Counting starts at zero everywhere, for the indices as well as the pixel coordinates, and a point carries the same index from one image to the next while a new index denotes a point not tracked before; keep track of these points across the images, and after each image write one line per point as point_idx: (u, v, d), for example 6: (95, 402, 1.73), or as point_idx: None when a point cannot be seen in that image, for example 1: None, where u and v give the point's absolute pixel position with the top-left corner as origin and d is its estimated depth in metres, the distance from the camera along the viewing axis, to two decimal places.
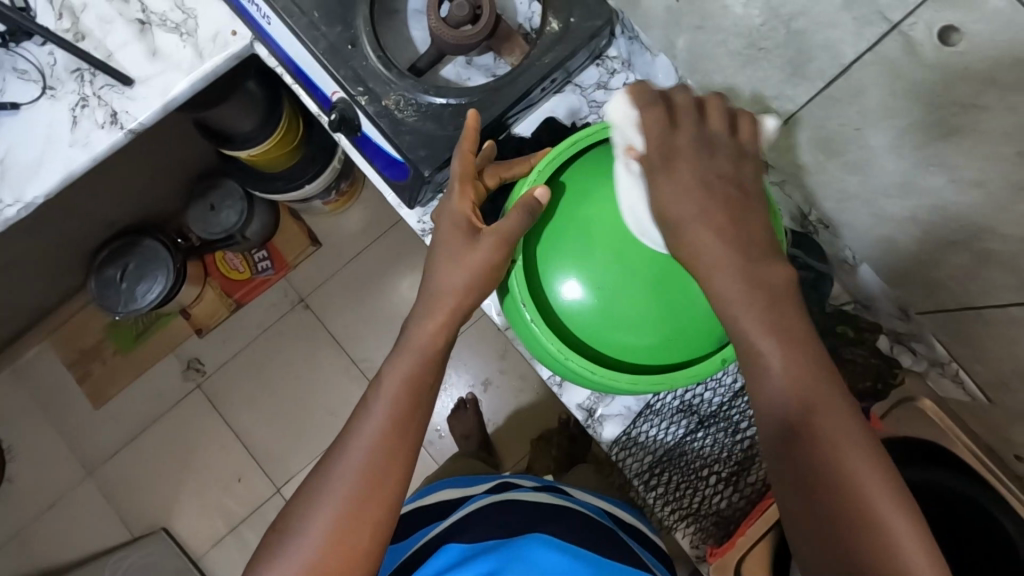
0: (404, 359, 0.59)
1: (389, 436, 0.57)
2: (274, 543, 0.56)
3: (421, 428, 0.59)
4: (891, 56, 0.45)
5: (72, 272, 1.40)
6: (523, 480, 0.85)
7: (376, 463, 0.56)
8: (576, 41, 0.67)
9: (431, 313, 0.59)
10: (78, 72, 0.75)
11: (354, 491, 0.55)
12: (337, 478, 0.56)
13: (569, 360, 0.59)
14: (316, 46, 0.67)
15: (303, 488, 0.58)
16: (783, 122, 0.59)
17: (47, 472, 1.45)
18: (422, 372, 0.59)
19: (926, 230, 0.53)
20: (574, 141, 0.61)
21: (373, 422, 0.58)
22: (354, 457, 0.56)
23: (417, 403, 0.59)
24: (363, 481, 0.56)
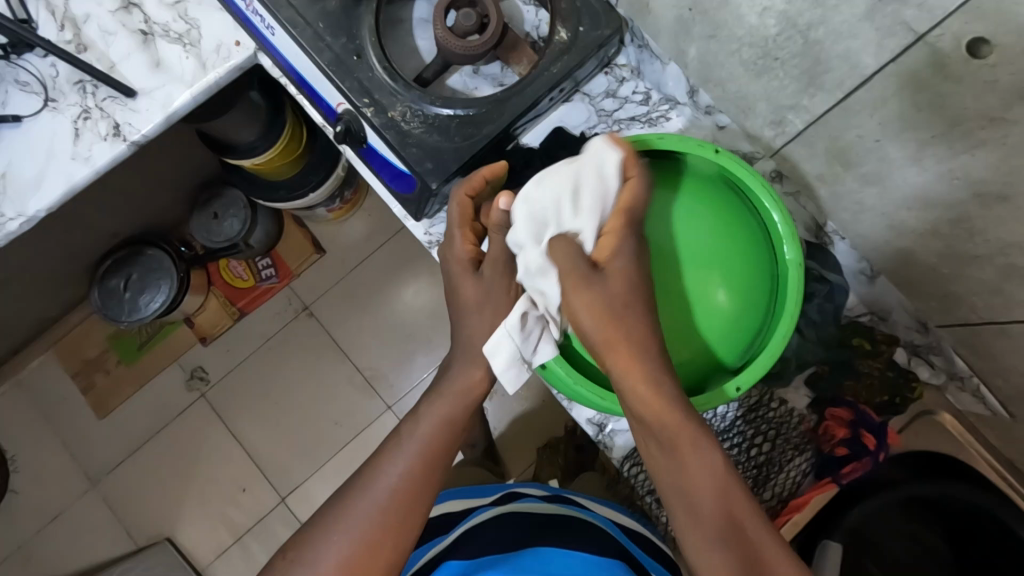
0: (442, 400, 0.60)
1: (416, 473, 0.57)
2: (285, 566, 0.54)
3: (446, 470, 0.59)
4: (914, 68, 0.44)
5: (75, 281, 1.40)
6: (529, 488, 0.83)
7: (402, 500, 0.56)
8: (585, 51, 0.66)
9: (473, 360, 0.61)
10: (81, 84, 0.74)
11: (378, 524, 0.55)
12: (360, 509, 0.55)
13: (577, 386, 0.60)
14: (320, 57, 0.66)
15: (320, 514, 0.57)
16: (799, 132, 0.57)
17: (50, 483, 1.45)
18: (461, 415, 0.61)
19: (945, 243, 0.52)
20: None
21: (400, 461, 0.57)
22: (379, 490, 0.56)
23: (450, 446, 0.60)
24: (386, 516, 0.55)
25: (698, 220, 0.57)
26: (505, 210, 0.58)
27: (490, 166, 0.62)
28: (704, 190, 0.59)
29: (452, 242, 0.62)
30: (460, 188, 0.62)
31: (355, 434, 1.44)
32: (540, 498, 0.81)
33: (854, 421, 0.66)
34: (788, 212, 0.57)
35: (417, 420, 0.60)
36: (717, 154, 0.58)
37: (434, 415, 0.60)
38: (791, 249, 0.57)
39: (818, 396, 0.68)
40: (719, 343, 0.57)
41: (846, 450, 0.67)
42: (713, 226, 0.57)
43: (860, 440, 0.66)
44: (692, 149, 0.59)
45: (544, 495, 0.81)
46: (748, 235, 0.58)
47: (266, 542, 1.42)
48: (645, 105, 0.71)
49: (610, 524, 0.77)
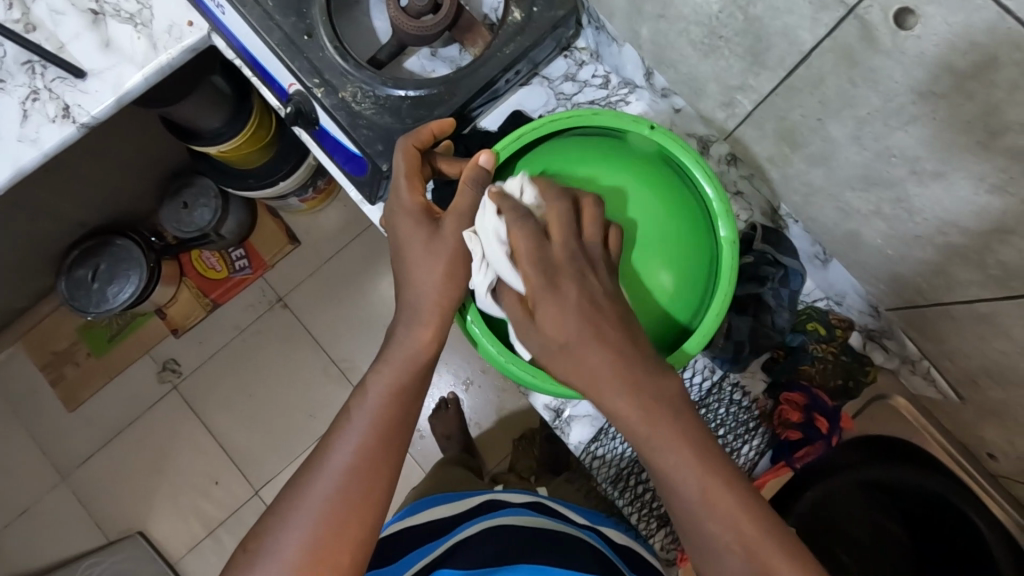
0: (388, 369, 0.55)
1: (371, 454, 0.53)
2: (244, 563, 0.50)
3: (404, 447, 0.55)
4: (849, 41, 0.43)
5: (43, 272, 1.37)
6: (513, 496, 0.80)
7: (360, 483, 0.52)
8: (539, 31, 0.65)
9: (418, 321, 0.55)
10: (28, 65, 0.72)
11: (332, 514, 0.51)
12: (312, 500, 0.51)
13: (505, 360, 0.57)
14: (270, 36, 0.64)
15: (271, 510, 0.52)
16: (749, 114, 0.57)
17: (19, 477, 1.43)
18: (408, 381, 0.56)
19: (889, 224, 0.52)
20: (521, 133, 0.59)
21: (351, 443, 0.53)
22: (335, 474, 0.52)
23: (403, 420, 0.55)
24: (341, 506, 0.51)
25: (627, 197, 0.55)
26: (486, 168, 0.55)
27: (438, 121, 0.60)
28: (636, 163, 0.57)
29: (400, 192, 0.56)
30: (405, 140, 0.58)
31: (329, 427, 1.43)
32: (525, 506, 0.77)
33: (808, 405, 0.65)
34: (721, 185, 0.57)
35: (362, 391, 0.55)
36: (651, 129, 0.57)
37: (382, 386, 0.56)
38: (726, 227, 0.57)
39: (773, 380, 0.68)
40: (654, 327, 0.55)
41: (799, 434, 0.65)
42: (650, 202, 0.55)
43: (812, 423, 0.65)
44: (627, 123, 0.58)
45: (528, 504, 0.77)
46: (684, 207, 0.57)
47: (239, 535, 1.41)
48: (605, 88, 0.71)
49: (592, 535, 0.74)
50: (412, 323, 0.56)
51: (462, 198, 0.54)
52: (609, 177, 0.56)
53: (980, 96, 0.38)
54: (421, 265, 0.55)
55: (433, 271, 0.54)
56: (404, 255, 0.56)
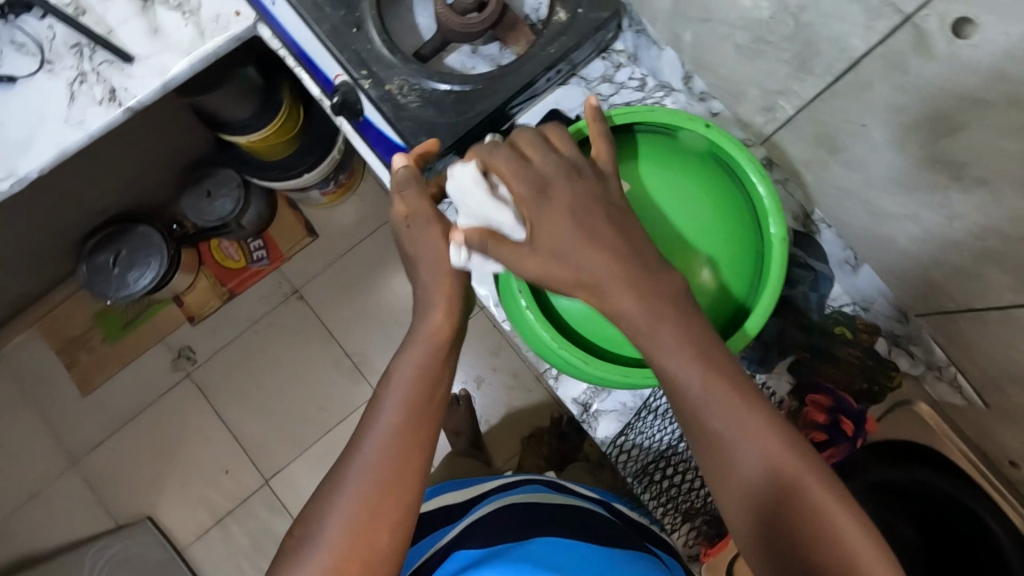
0: (416, 350, 0.57)
1: (406, 434, 0.54)
2: (292, 544, 0.52)
3: (437, 419, 0.56)
4: (901, 49, 0.44)
5: (63, 256, 1.39)
6: (532, 476, 0.81)
7: (398, 458, 0.53)
8: (583, 32, 0.66)
9: (432, 306, 0.57)
10: (77, 48, 0.74)
11: (373, 493, 0.52)
12: (352, 481, 0.52)
13: (558, 348, 0.58)
14: (319, 27, 0.66)
15: (317, 496, 0.53)
16: (789, 118, 0.58)
17: (30, 459, 1.43)
18: (437, 362, 0.57)
19: (927, 229, 0.53)
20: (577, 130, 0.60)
21: (385, 421, 0.54)
22: (372, 454, 0.53)
23: (431, 396, 0.56)
24: (381, 484, 0.52)
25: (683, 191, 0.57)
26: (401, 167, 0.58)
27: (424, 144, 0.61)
28: (687, 160, 0.58)
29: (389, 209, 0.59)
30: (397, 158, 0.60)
31: (340, 420, 1.44)
32: (546, 485, 0.78)
33: (833, 407, 0.66)
34: (773, 184, 0.56)
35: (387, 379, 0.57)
36: (707, 128, 0.57)
37: (406, 370, 0.56)
38: (776, 224, 0.55)
39: (798, 381, 0.68)
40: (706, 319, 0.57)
41: (823, 436, 0.67)
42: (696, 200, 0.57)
43: (836, 425, 0.66)
44: (683, 121, 0.57)
45: (548, 483, 0.79)
46: (730, 203, 0.57)
47: (247, 525, 1.41)
48: (640, 91, 0.72)
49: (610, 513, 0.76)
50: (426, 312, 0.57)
51: (417, 202, 0.58)
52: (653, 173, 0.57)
53: None
54: (427, 251, 0.58)
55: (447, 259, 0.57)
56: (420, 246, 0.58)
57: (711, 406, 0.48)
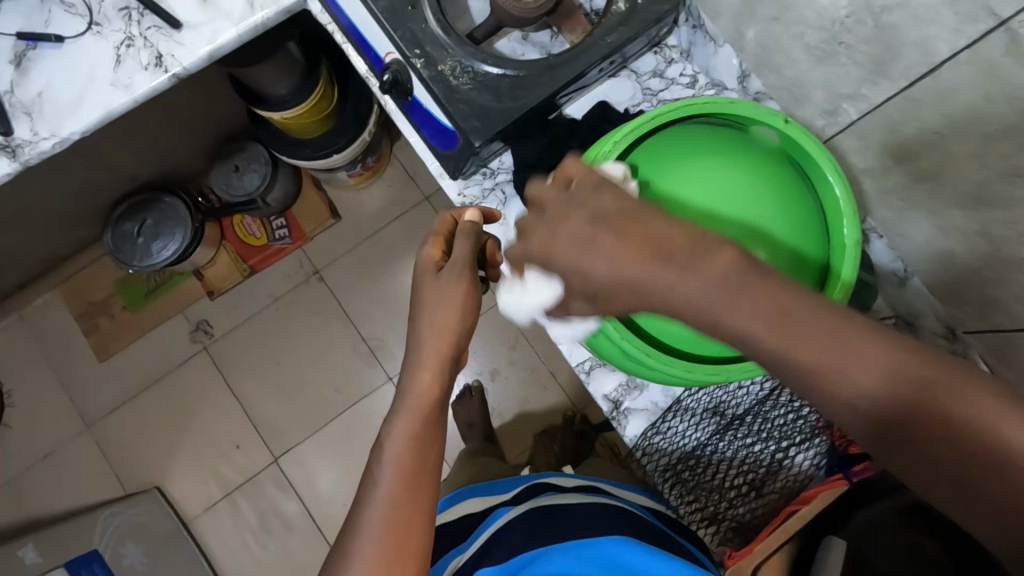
0: (408, 418, 0.55)
1: (410, 478, 0.54)
2: None
3: (433, 480, 0.55)
4: (991, 54, 0.42)
5: (90, 222, 1.39)
6: (555, 478, 0.79)
7: (397, 529, 0.52)
8: (641, 25, 0.64)
9: (418, 363, 0.56)
10: (126, 11, 0.73)
11: (382, 545, 0.51)
12: (363, 536, 0.52)
13: (618, 338, 0.55)
14: (375, 4, 0.65)
15: (330, 558, 0.54)
16: (852, 123, 0.57)
17: (44, 420, 1.44)
18: (427, 427, 0.56)
19: (992, 246, 0.51)
20: (653, 115, 0.59)
21: (381, 493, 0.53)
22: (369, 533, 0.52)
23: (423, 457, 0.55)
24: (386, 555, 0.51)
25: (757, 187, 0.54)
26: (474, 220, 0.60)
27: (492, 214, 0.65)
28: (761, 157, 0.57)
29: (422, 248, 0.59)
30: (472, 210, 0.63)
31: (353, 402, 1.44)
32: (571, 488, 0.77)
33: None
34: (849, 186, 0.56)
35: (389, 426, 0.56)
36: (786, 124, 0.57)
37: (401, 433, 0.55)
38: (850, 228, 0.56)
39: None
40: None
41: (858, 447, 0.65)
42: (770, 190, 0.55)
43: None
44: (763, 116, 0.58)
45: (574, 487, 0.77)
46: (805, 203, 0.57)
47: (255, 501, 1.42)
48: (691, 88, 0.71)
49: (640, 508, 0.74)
50: (414, 365, 0.56)
51: (460, 253, 0.57)
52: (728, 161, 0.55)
53: None
54: (427, 309, 0.56)
55: (443, 315, 0.56)
56: (422, 301, 0.57)
57: (765, 328, 0.39)
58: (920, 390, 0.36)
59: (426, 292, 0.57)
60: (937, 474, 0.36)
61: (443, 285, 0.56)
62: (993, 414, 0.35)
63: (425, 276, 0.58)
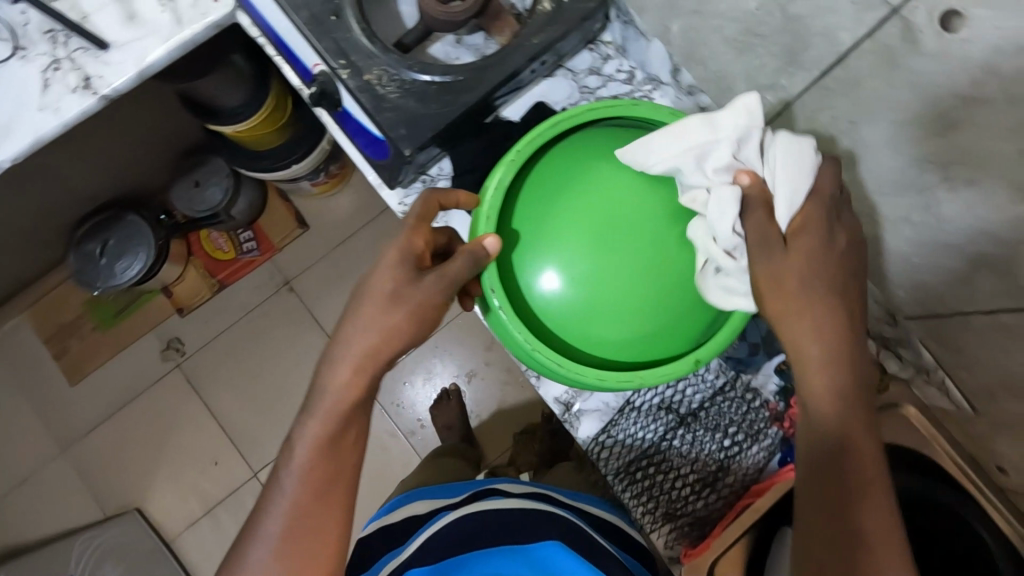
0: (314, 423, 0.55)
1: (313, 486, 0.54)
2: None
3: (347, 490, 0.56)
4: (891, 43, 0.45)
5: (51, 244, 1.37)
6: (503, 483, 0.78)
7: (300, 541, 0.53)
8: (569, 23, 0.64)
9: (337, 357, 0.55)
10: (52, 34, 0.72)
11: (282, 556, 0.53)
12: (266, 542, 0.53)
13: (534, 351, 0.56)
14: (298, 15, 0.64)
15: (230, 555, 0.55)
16: (777, 113, 0.57)
17: (19, 446, 1.43)
18: (337, 434, 0.55)
19: (919, 229, 0.52)
20: (552, 122, 0.58)
21: (284, 502, 0.54)
22: (271, 540, 0.53)
23: (334, 467, 0.55)
24: (288, 562, 0.53)
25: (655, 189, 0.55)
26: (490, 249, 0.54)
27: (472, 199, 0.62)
28: None
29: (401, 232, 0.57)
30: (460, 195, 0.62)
31: None
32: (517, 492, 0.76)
33: None
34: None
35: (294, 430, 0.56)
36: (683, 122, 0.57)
37: (309, 439, 0.55)
38: None
39: (785, 385, 0.67)
40: (687, 316, 0.56)
41: None
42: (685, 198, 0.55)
43: None
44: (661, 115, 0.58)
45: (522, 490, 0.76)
46: None
47: (237, 516, 1.41)
48: (628, 84, 0.70)
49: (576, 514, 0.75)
50: (335, 363, 0.56)
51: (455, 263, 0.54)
52: None
53: None
54: (369, 305, 0.55)
55: (386, 320, 0.54)
56: (367, 294, 0.56)
57: (806, 359, 0.50)
58: (836, 446, 0.49)
59: (368, 284, 0.56)
60: (818, 498, 0.49)
61: (399, 286, 0.55)
62: (873, 518, 0.46)
63: (386, 263, 0.56)
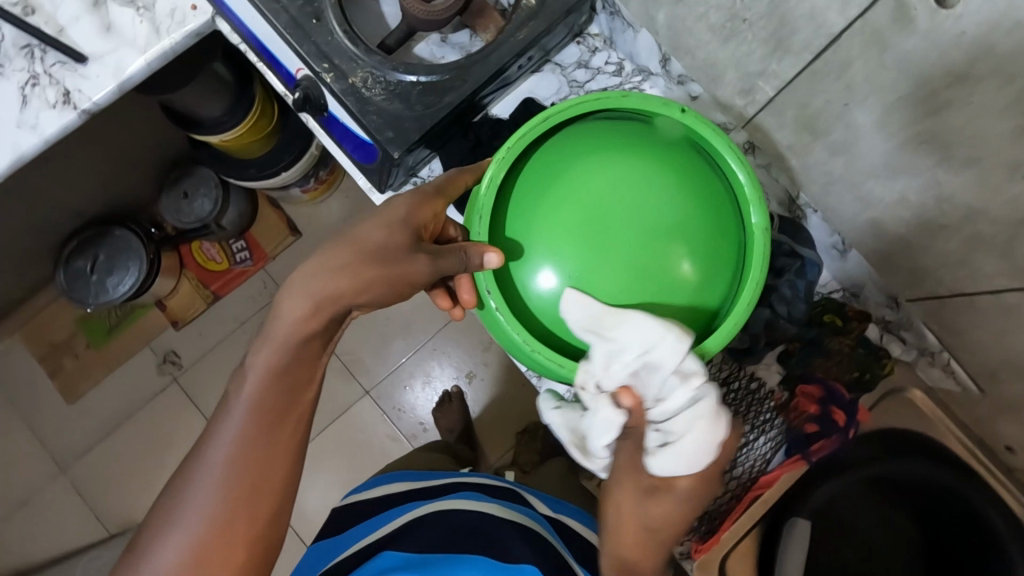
0: (269, 349, 0.50)
1: (255, 447, 0.49)
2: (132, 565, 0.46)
3: (299, 434, 0.51)
4: (880, 24, 0.42)
5: (40, 263, 1.35)
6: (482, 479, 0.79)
7: (245, 479, 0.48)
8: (553, 16, 0.63)
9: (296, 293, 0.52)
10: (27, 49, 0.70)
11: (226, 494, 0.47)
12: (195, 500, 0.47)
13: (532, 351, 0.55)
14: (277, 19, 0.62)
15: (158, 505, 0.48)
16: (770, 99, 0.55)
17: (18, 468, 1.42)
18: (290, 369, 0.51)
19: (915, 213, 0.51)
20: (545, 116, 0.56)
21: (229, 436, 0.49)
22: (210, 476, 0.47)
23: (287, 404, 0.51)
24: (228, 507, 0.47)
25: (654, 184, 0.53)
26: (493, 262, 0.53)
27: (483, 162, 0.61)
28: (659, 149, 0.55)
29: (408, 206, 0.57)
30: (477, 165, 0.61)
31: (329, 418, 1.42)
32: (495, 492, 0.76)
33: (824, 399, 0.64)
34: (753, 169, 0.55)
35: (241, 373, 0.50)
36: (683, 113, 0.56)
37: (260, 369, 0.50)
38: (757, 213, 0.55)
39: (788, 372, 0.67)
40: (688, 312, 0.54)
41: (816, 427, 0.64)
42: (681, 190, 0.53)
43: (829, 416, 0.63)
44: (658, 108, 0.56)
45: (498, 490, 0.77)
46: (711, 189, 0.55)
47: None
48: (618, 76, 0.70)
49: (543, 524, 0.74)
50: (291, 295, 0.51)
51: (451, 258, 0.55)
52: (641, 158, 0.54)
53: (1019, 78, 0.38)
54: (348, 254, 0.53)
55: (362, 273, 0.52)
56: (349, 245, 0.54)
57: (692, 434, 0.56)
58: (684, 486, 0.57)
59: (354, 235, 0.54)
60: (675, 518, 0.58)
61: (384, 247, 0.54)
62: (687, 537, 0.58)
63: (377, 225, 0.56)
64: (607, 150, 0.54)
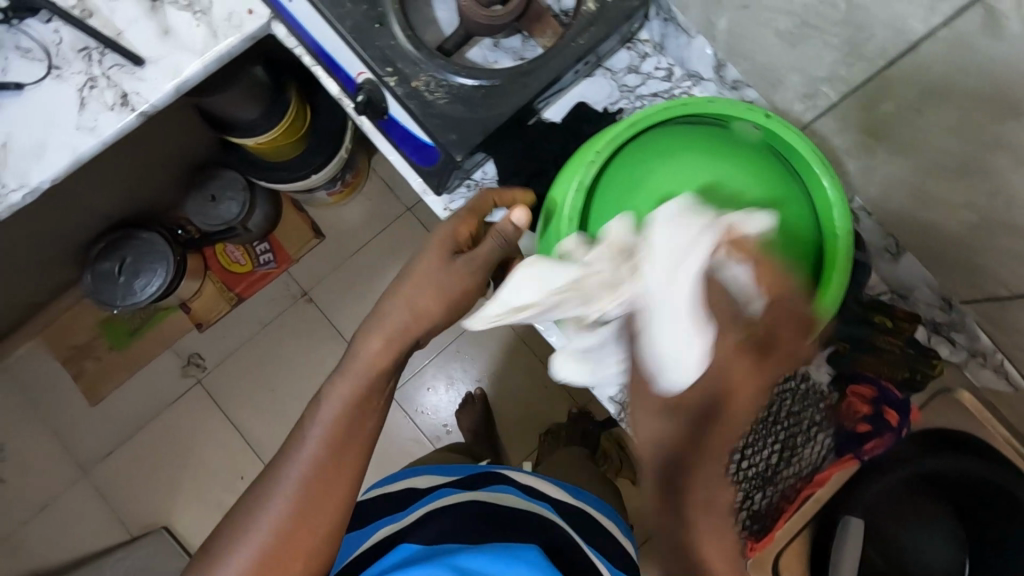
0: (357, 359, 0.57)
1: (337, 445, 0.54)
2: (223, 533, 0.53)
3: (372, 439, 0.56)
4: (967, 31, 0.42)
5: (66, 266, 1.35)
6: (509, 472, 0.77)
7: (325, 474, 0.53)
8: (612, 22, 0.64)
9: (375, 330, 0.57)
10: (86, 51, 0.71)
11: (309, 484, 0.53)
12: (279, 491, 0.53)
13: None
14: (343, 25, 0.64)
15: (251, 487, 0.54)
16: (833, 105, 0.57)
17: (39, 472, 1.41)
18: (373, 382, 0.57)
19: (978, 214, 0.53)
20: (633, 122, 0.59)
21: (318, 432, 0.55)
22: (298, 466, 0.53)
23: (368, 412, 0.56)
24: (306, 496, 0.53)
25: (743, 186, 0.55)
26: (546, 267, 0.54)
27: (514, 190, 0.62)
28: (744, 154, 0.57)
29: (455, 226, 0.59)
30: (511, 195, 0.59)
31: None
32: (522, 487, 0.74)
33: (876, 398, 0.65)
34: (837, 175, 0.56)
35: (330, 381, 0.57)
36: (767, 118, 0.57)
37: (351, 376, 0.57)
38: (841, 214, 0.56)
39: (838, 372, 0.66)
40: None
41: (868, 427, 0.65)
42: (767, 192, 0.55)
43: (881, 416, 0.65)
44: (741, 112, 0.58)
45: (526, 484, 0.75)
46: (792, 192, 0.57)
47: None
48: (667, 81, 0.70)
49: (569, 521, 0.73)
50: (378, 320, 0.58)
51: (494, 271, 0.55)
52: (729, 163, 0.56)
53: None
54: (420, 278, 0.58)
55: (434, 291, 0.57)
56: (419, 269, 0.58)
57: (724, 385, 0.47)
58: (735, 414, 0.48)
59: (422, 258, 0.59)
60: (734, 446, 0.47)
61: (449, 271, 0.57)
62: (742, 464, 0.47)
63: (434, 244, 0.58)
64: (696, 154, 0.56)
